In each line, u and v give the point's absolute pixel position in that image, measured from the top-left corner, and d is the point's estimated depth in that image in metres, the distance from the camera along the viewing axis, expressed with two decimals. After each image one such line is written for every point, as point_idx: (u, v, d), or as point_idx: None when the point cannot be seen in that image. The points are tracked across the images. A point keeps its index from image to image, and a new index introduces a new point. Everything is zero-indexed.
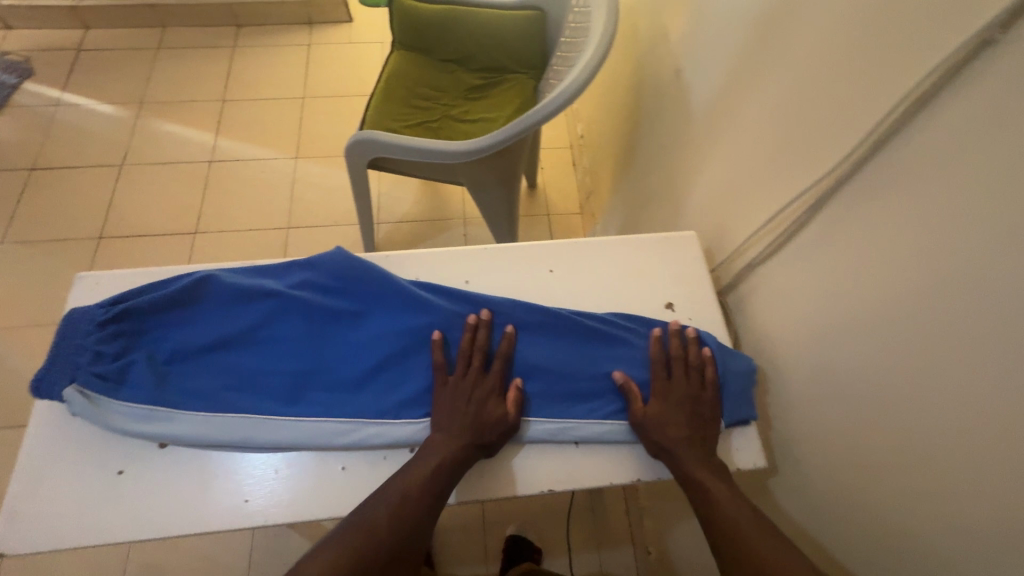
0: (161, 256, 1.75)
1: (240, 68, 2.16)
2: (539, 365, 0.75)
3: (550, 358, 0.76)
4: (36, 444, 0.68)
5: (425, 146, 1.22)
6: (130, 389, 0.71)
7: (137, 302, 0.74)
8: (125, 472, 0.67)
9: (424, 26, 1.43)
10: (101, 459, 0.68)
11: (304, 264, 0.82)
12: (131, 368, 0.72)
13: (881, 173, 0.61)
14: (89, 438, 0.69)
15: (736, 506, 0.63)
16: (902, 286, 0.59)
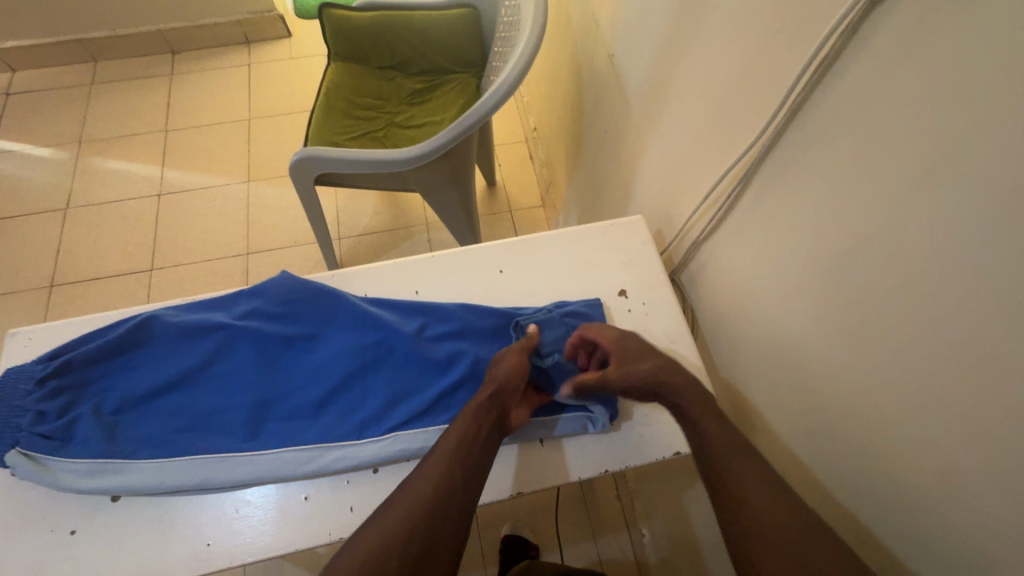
0: (118, 298, 1.70)
1: (180, 97, 2.10)
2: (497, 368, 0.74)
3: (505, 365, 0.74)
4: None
5: (369, 158, 1.20)
6: (74, 445, 0.66)
7: (77, 352, 0.70)
8: (76, 532, 0.65)
9: (356, 35, 1.40)
10: (52, 517, 0.65)
11: (251, 291, 0.78)
12: (77, 422, 0.67)
13: (806, 145, 0.61)
14: (30, 508, 0.66)
15: (744, 476, 0.57)
16: (834, 254, 0.60)
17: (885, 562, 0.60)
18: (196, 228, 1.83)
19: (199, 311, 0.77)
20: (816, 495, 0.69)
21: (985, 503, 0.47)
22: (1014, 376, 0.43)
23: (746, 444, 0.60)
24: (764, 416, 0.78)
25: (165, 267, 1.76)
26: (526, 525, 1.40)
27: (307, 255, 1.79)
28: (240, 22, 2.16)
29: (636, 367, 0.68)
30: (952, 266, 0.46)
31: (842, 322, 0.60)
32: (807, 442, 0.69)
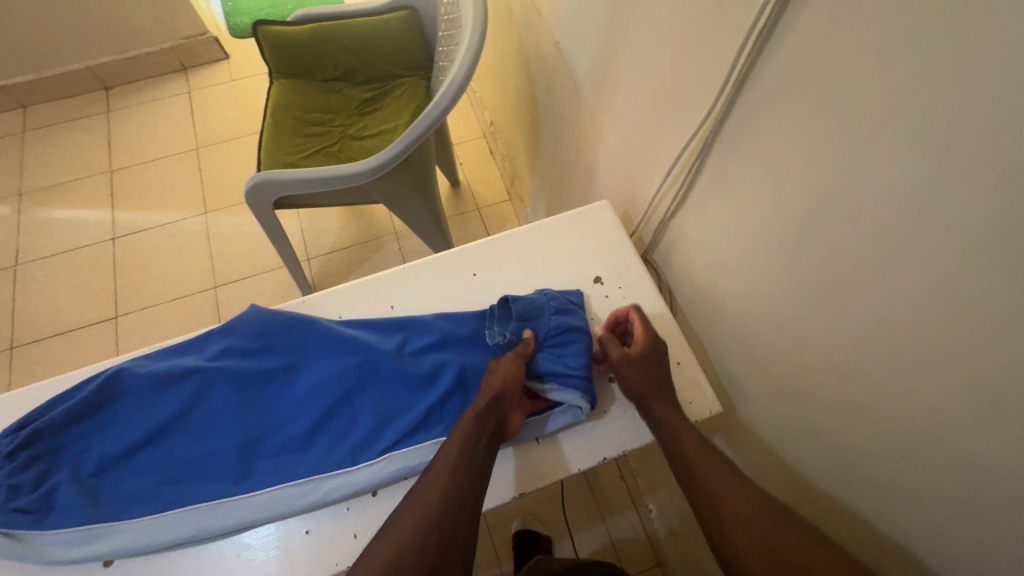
0: (86, 352, 1.64)
1: (121, 135, 2.01)
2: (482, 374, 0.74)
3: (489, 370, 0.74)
4: None
5: (326, 175, 1.17)
6: (55, 515, 0.63)
7: (45, 418, 0.66)
8: None
9: (296, 50, 1.36)
10: None
11: (221, 329, 0.75)
12: (56, 491, 0.64)
13: (758, 113, 0.61)
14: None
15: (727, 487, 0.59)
16: (798, 218, 0.61)
17: (883, 508, 0.61)
18: (156, 268, 1.77)
19: (168, 357, 0.74)
20: (813, 454, 0.71)
21: (966, 439, 0.48)
22: (980, 313, 0.44)
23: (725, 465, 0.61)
24: (751, 382, 0.80)
25: (130, 311, 1.70)
26: (535, 518, 1.41)
27: (277, 279, 1.75)
28: (173, 49, 2.08)
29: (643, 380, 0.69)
30: (913, 216, 0.47)
31: (813, 281, 0.61)
32: (795, 402, 0.71)
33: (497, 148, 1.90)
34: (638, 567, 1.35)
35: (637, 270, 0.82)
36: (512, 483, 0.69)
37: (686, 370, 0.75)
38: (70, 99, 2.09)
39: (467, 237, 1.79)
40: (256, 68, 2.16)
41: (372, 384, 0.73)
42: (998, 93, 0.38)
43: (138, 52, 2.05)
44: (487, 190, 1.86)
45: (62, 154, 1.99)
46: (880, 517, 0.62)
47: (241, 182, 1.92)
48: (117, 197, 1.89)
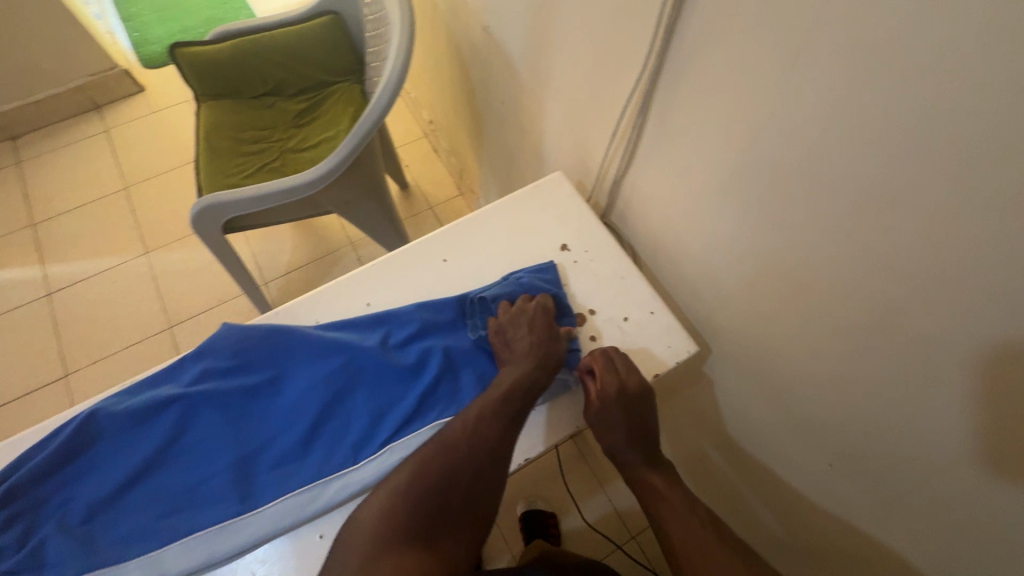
0: (36, 418, 1.53)
1: (38, 185, 1.88)
2: (469, 355, 0.75)
3: (475, 351, 0.76)
4: None
5: (274, 189, 1.14)
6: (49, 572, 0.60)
7: (21, 473, 0.63)
8: None
9: (219, 68, 1.31)
10: None
11: (195, 354, 0.73)
12: (43, 547, 0.61)
13: (692, 58, 0.65)
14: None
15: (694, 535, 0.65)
16: (742, 153, 0.65)
17: (853, 406, 0.66)
18: (102, 318, 1.67)
19: (143, 391, 0.71)
20: (787, 372, 0.76)
21: (915, 324, 0.54)
22: (910, 207, 0.49)
23: (686, 502, 0.68)
24: (721, 319, 0.84)
25: (81, 367, 1.60)
26: (539, 498, 1.43)
27: (236, 309, 1.69)
28: (82, 88, 1.96)
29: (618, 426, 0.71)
30: (840, 130, 0.52)
31: (763, 210, 0.66)
32: (765, 328, 0.76)
33: (440, 145, 1.90)
34: (642, 525, 1.40)
35: (601, 230, 0.85)
36: (519, 452, 0.71)
37: (661, 317, 0.79)
38: None
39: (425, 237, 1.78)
40: (176, 97, 2.07)
41: (361, 383, 0.72)
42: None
43: (42, 95, 1.92)
44: (436, 188, 1.87)
45: None
46: (852, 415, 0.68)
47: (180, 216, 1.84)
48: (45, 250, 1.77)
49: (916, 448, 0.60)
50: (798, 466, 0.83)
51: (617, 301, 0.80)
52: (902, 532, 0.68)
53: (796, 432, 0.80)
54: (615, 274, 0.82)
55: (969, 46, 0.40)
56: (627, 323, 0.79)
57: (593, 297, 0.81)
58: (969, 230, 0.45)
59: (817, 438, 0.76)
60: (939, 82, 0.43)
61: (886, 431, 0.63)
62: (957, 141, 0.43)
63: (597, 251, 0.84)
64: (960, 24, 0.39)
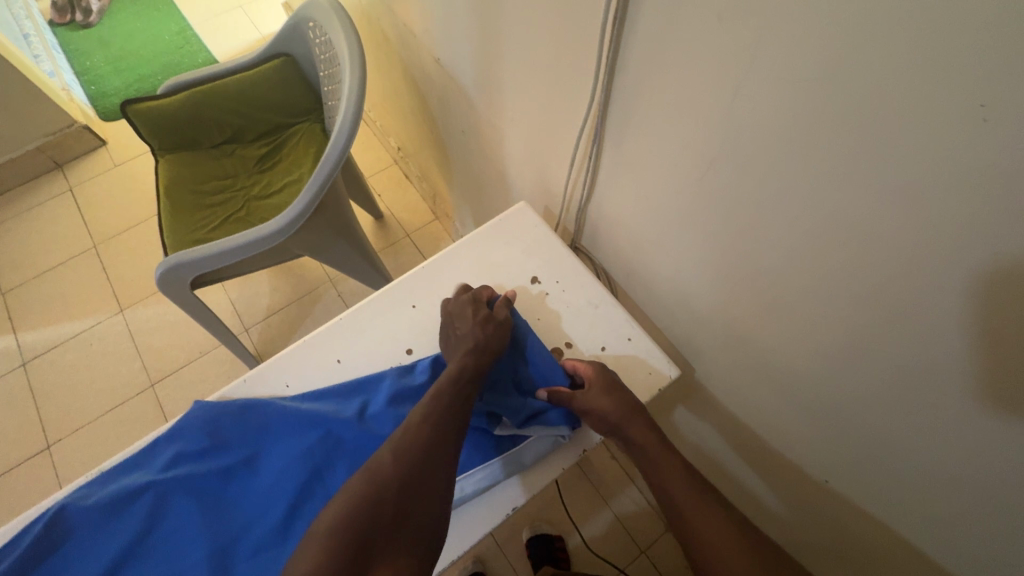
0: (24, 494, 1.48)
1: (4, 252, 1.84)
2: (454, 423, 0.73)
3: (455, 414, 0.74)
4: None
5: (242, 243, 1.12)
6: None
7: None
8: None
9: (173, 121, 1.28)
10: None
11: (168, 436, 0.70)
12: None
13: (643, 87, 0.64)
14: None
15: (713, 521, 0.62)
16: (702, 178, 0.64)
17: (844, 420, 0.66)
18: (81, 383, 1.63)
19: (116, 479, 0.68)
20: (772, 387, 0.75)
21: (894, 341, 0.53)
22: (873, 228, 0.49)
23: (703, 491, 0.65)
24: (701, 338, 0.83)
25: (65, 436, 1.56)
26: (544, 521, 1.42)
27: (220, 359, 1.66)
28: (41, 148, 1.93)
29: (603, 402, 0.69)
30: (796, 156, 0.51)
31: (730, 233, 0.65)
32: (745, 346, 0.75)
33: (409, 170, 1.89)
34: (651, 536, 1.39)
35: (571, 258, 0.84)
36: (508, 500, 0.70)
37: (639, 342, 0.77)
38: None
39: (404, 267, 1.76)
40: (141, 148, 2.04)
41: (341, 457, 0.69)
42: (836, 32, 0.42)
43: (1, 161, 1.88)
44: (412, 215, 1.85)
45: None
46: (843, 428, 0.67)
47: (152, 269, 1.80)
48: (16, 318, 1.73)
49: (908, 460, 0.60)
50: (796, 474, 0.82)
51: (595, 331, 0.78)
52: (904, 539, 0.68)
53: (789, 444, 0.79)
54: (590, 304, 0.80)
55: (910, 81, 0.39)
56: (605, 352, 0.77)
57: (569, 329, 0.79)
58: (932, 252, 0.45)
59: (810, 450, 0.75)
60: (889, 113, 0.42)
61: (877, 443, 0.62)
62: (908, 169, 0.43)
63: (570, 280, 0.82)
64: (901, 57, 0.39)
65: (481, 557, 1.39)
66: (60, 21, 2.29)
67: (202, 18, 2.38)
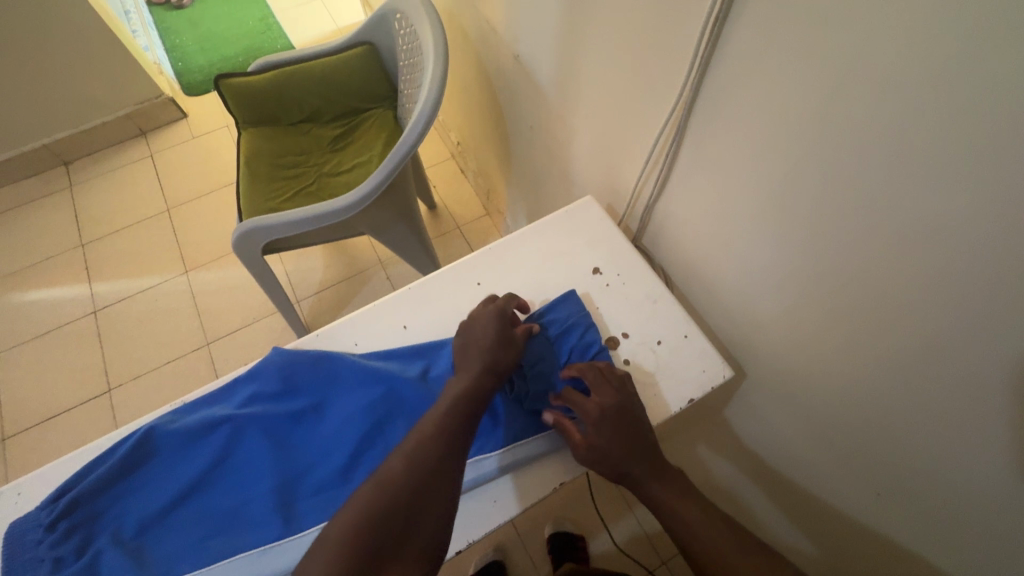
0: (82, 431, 1.59)
1: (88, 207, 1.99)
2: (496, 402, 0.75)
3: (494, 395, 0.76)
4: None
5: (314, 214, 1.19)
6: None
7: (82, 485, 0.65)
8: None
9: (259, 96, 1.37)
10: None
11: (247, 376, 0.76)
12: (98, 560, 0.62)
13: (719, 88, 0.66)
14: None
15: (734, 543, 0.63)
16: (770, 181, 0.65)
17: (894, 442, 0.64)
18: (143, 334, 1.74)
19: (198, 409, 0.73)
20: (819, 402, 0.74)
21: (959, 364, 0.52)
22: (947, 244, 0.49)
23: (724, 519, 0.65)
24: (753, 343, 0.83)
25: (124, 381, 1.67)
26: (566, 520, 1.43)
27: (271, 326, 1.75)
28: (129, 115, 2.08)
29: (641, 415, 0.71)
30: (874, 168, 0.52)
31: (796, 241, 0.65)
32: (795, 356, 0.75)
33: (465, 164, 1.94)
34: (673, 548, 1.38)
35: (633, 254, 0.86)
36: (557, 473, 0.72)
37: (695, 340, 0.79)
38: (28, 180, 2.05)
39: (452, 256, 1.81)
40: (217, 124, 2.17)
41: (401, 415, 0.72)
42: (922, 38, 0.43)
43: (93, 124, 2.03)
44: (463, 208, 1.91)
45: (25, 234, 1.93)
46: (891, 450, 0.65)
47: (217, 236, 1.91)
48: (91, 268, 1.86)
49: (961, 487, 0.58)
50: (833, 493, 0.80)
51: (653, 324, 0.80)
52: (949, 572, 0.65)
53: (837, 454, 0.75)
54: (652, 299, 0.82)
55: (994, 96, 0.40)
56: (660, 346, 0.79)
57: (624, 320, 0.81)
58: (1006, 269, 0.45)
59: (857, 463, 0.72)
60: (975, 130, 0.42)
61: (928, 466, 0.61)
62: (988, 179, 0.43)
63: (632, 274, 0.84)
64: (988, 74, 0.40)
65: (501, 546, 1.41)
66: (157, 1, 2.47)
67: (284, 6, 2.52)
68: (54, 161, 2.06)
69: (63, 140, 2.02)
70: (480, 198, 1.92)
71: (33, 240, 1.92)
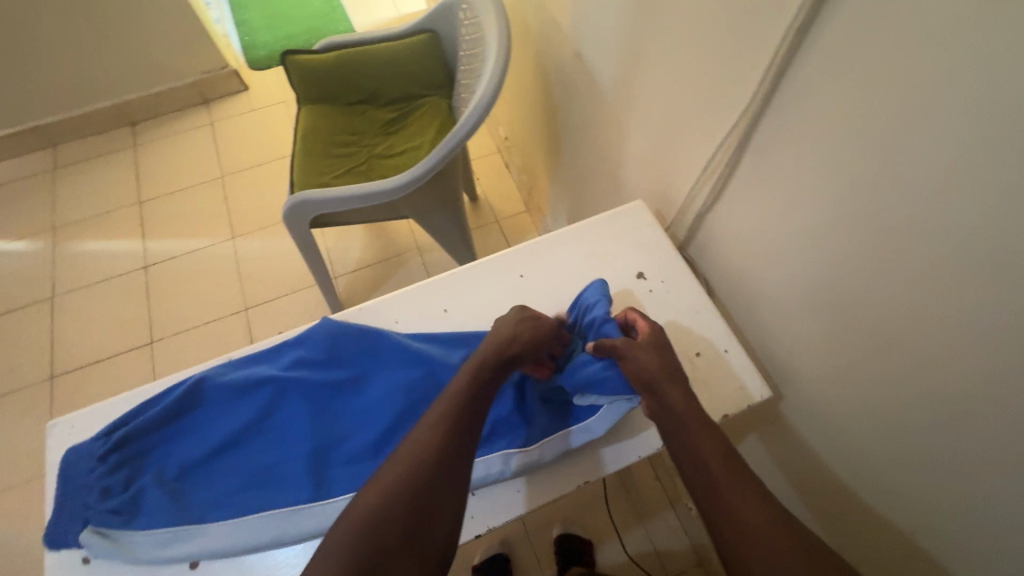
0: (123, 378, 1.67)
1: (148, 167, 2.08)
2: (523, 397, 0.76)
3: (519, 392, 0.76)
4: None
5: (363, 192, 1.22)
6: (140, 521, 0.65)
7: (136, 424, 0.70)
8: None
9: (322, 75, 1.41)
10: None
11: (294, 341, 0.78)
12: (142, 495, 0.67)
13: (784, 100, 0.64)
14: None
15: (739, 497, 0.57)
16: (830, 198, 0.63)
17: (934, 485, 0.62)
18: (187, 293, 1.81)
19: (246, 366, 0.77)
20: (857, 434, 0.72)
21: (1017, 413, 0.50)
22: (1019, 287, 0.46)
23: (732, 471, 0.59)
24: (793, 366, 0.81)
25: (166, 336, 1.74)
26: (576, 523, 1.42)
27: (308, 298, 1.79)
28: (194, 83, 2.16)
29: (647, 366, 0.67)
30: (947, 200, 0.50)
31: (852, 268, 0.63)
32: (836, 384, 0.73)
33: (511, 159, 1.95)
34: (681, 566, 1.36)
35: (679, 263, 0.85)
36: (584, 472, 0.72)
37: (735, 355, 0.78)
38: (96, 137, 2.15)
39: (489, 249, 1.82)
40: (276, 99, 2.24)
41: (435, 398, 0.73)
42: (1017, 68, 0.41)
43: (160, 89, 2.13)
44: (503, 202, 1.91)
45: (89, 188, 2.03)
46: (930, 493, 0.63)
47: (264, 207, 1.97)
48: (146, 225, 1.95)
49: (1005, 540, 0.55)
50: (866, 530, 0.77)
51: (693, 335, 0.79)
52: None
53: (876, 487, 0.73)
54: (694, 310, 0.81)
55: None
56: (699, 358, 0.78)
57: (665, 329, 0.80)
58: None
59: (897, 497, 0.69)
60: None
61: (969, 514, 0.58)
62: None
63: (677, 283, 0.84)
64: None
65: (508, 541, 1.41)
66: None
67: None
68: (122, 121, 2.16)
69: (132, 102, 2.12)
70: (522, 194, 1.92)
71: (95, 193, 2.02)
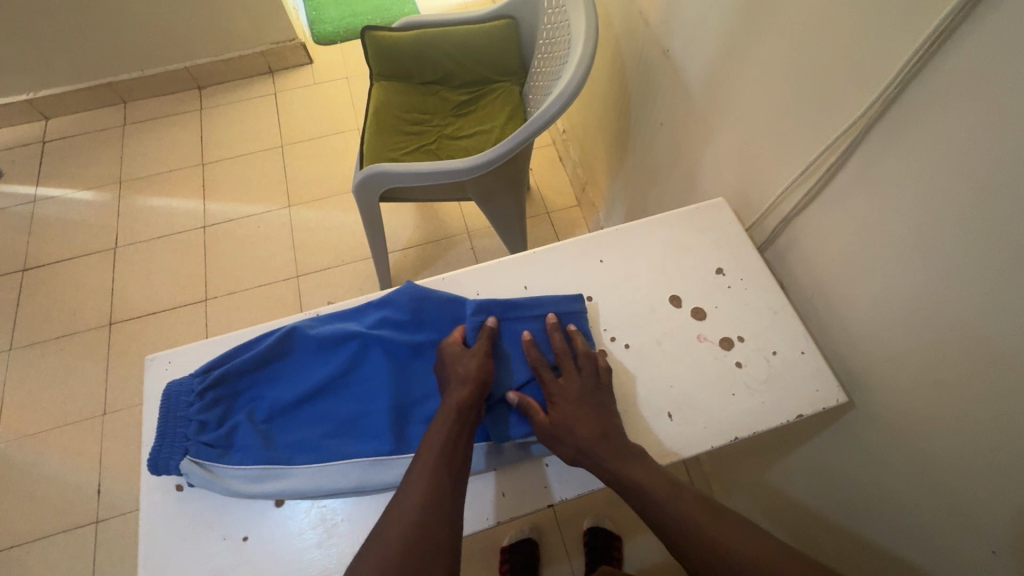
0: (177, 331, 1.73)
1: (213, 131, 2.14)
2: None
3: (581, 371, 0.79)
4: (159, 523, 0.67)
5: (435, 170, 1.24)
6: (233, 456, 0.69)
7: (231, 365, 0.73)
8: (247, 538, 0.66)
9: (398, 53, 1.45)
10: (220, 521, 0.67)
11: (379, 302, 0.81)
12: (234, 432, 0.71)
13: (900, 107, 0.64)
14: (192, 523, 0.67)
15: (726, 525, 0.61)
16: (937, 208, 0.62)
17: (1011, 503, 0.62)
18: (242, 255, 1.87)
19: (333, 321, 0.80)
20: (929, 449, 0.72)
21: None
22: None
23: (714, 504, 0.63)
24: (864, 376, 0.81)
25: (220, 295, 1.80)
26: (607, 517, 1.43)
27: (358, 271, 1.84)
28: (263, 53, 2.22)
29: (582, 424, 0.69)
30: None
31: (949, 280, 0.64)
32: (911, 397, 0.73)
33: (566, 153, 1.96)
34: None
35: (759, 261, 0.86)
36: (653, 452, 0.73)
37: (812, 357, 0.78)
38: (166, 97, 2.23)
39: (538, 240, 1.84)
40: (339, 75, 2.28)
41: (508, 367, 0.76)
42: None
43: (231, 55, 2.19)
44: (555, 195, 1.93)
45: (156, 146, 2.10)
46: (1003, 511, 0.63)
47: (321, 179, 2.02)
48: (208, 187, 2.01)
49: None
50: (929, 546, 0.76)
51: (771, 333, 0.80)
52: None
53: (951, 504, 0.70)
54: (774, 308, 0.82)
55: None
56: (774, 357, 0.78)
57: (742, 325, 0.81)
58: None
59: (967, 516, 0.69)
60: None
61: None
62: None
63: (757, 280, 0.84)
64: None
65: (538, 527, 1.44)
66: None
67: None
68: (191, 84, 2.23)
69: (203, 66, 2.19)
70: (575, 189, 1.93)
71: (162, 151, 2.09)
